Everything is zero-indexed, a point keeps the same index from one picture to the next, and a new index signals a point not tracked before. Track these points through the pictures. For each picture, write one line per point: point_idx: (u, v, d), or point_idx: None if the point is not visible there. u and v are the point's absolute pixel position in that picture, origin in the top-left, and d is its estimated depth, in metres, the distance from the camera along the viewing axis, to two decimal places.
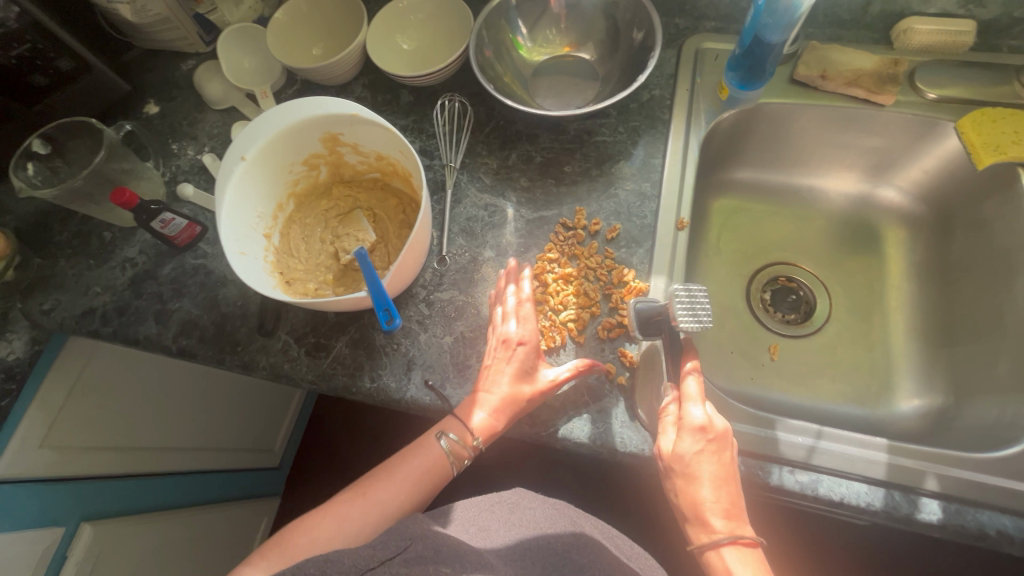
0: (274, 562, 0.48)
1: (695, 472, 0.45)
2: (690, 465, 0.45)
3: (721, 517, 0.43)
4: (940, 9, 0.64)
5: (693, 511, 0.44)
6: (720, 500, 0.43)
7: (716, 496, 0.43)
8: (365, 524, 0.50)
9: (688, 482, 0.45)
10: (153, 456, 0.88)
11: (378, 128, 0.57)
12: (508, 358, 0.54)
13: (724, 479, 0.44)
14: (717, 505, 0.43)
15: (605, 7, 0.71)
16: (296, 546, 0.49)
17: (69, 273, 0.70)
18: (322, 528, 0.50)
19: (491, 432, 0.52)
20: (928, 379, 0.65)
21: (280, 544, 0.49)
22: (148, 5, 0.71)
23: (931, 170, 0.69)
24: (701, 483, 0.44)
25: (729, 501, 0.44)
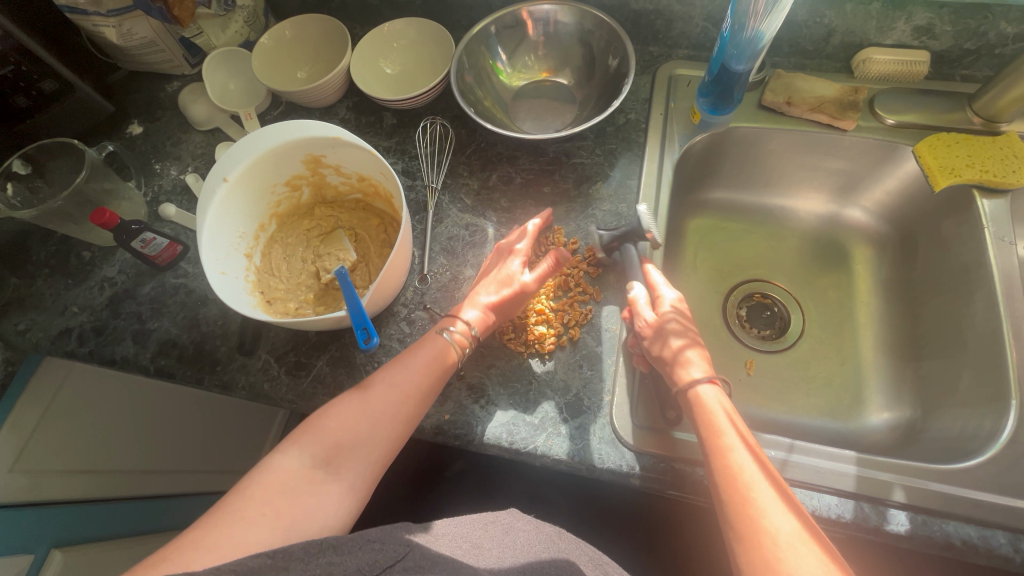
0: (306, 448, 0.48)
1: (669, 343, 0.52)
2: (658, 327, 0.53)
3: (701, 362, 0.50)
4: (896, 40, 0.68)
5: (674, 362, 0.51)
6: (694, 351, 0.51)
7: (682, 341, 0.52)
8: (389, 407, 0.51)
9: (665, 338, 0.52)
10: (124, 479, 0.86)
11: (360, 150, 0.59)
12: (507, 295, 0.56)
13: (694, 337, 0.53)
14: (697, 354, 0.51)
15: (581, 35, 0.73)
16: (327, 431, 0.49)
17: (46, 293, 0.70)
18: (350, 412, 0.50)
19: (483, 325, 0.56)
20: (897, 393, 0.67)
21: (309, 429, 0.49)
22: (134, 30, 0.72)
23: (893, 192, 0.73)
24: (676, 341, 0.52)
25: (698, 348, 0.52)
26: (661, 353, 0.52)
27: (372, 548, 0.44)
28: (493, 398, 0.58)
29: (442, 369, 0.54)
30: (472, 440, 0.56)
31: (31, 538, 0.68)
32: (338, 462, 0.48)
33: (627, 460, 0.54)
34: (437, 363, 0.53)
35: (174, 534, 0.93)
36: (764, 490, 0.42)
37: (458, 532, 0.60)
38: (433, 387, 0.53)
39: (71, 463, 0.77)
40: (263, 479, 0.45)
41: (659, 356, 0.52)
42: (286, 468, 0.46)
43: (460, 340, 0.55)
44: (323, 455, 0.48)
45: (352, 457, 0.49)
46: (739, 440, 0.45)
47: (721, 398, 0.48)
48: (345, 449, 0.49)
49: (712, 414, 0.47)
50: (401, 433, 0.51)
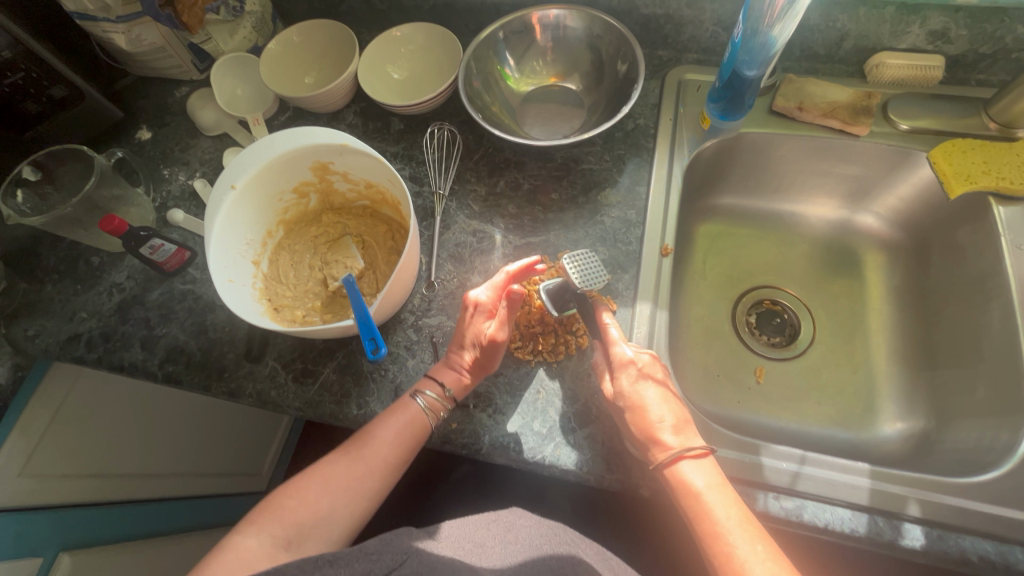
0: (265, 529, 0.49)
1: (639, 397, 0.51)
2: (633, 394, 0.51)
3: (672, 433, 0.49)
4: (910, 45, 0.67)
5: (646, 433, 0.50)
6: (668, 418, 0.50)
7: (664, 416, 0.50)
8: (349, 484, 0.52)
9: (636, 409, 0.51)
10: (132, 483, 0.86)
11: (368, 157, 0.59)
12: (473, 350, 0.56)
13: (668, 397, 0.52)
14: (668, 422, 0.50)
15: (590, 40, 0.72)
16: (286, 510, 0.50)
17: (55, 298, 0.70)
18: (310, 492, 0.51)
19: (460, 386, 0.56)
20: (911, 403, 0.66)
21: (270, 510, 0.50)
22: (144, 35, 0.72)
23: (906, 198, 0.72)
24: (648, 407, 0.50)
25: (675, 416, 0.51)
26: (644, 426, 0.50)
27: (369, 559, 0.45)
28: (501, 407, 0.57)
29: (412, 441, 0.53)
30: (479, 449, 0.56)
31: (41, 542, 0.69)
32: (299, 542, 0.49)
33: (636, 471, 0.53)
34: (410, 433, 0.53)
35: (182, 537, 0.93)
36: (762, 573, 0.42)
37: (461, 531, 0.60)
38: (404, 460, 0.54)
39: (80, 467, 0.77)
40: (224, 557, 0.46)
41: (635, 426, 0.50)
42: (246, 547, 0.47)
43: (437, 410, 0.54)
44: (283, 535, 0.49)
45: (310, 534, 0.49)
46: (726, 518, 0.45)
47: (700, 470, 0.48)
48: (306, 528, 0.49)
49: (698, 494, 0.47)
50: (360, 509, 0.52)
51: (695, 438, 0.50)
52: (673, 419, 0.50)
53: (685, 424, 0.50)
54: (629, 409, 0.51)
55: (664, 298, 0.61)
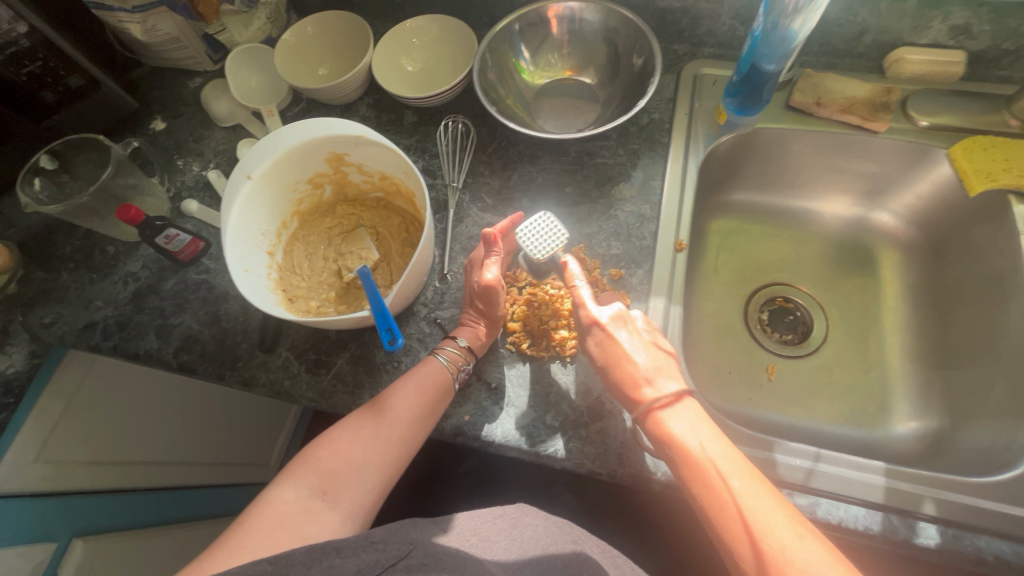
0: (302, 479, 0.49)
1: (613, 347, 0.53)
2: (608, 348, 0.53)
3: (651, 385, 0.50)
4: (931, 40, 0.66)
5: (627, 387, 0.51)
6: (644, 370, 0.51)
7: (639, 363, 0.51)
8: (383, 434, 0.51)
9: (617, 364, 0.52)
10: (144, 471, 0.87)
11: (383, 149, 0.58)
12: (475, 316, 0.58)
13: (644, 345, 0.53)
14: (646, 373, 0.51)
15: (606, 34, 0.72)
16: (320, 461, 0.50)
17: (71, 287, 0.71)
18: (344, 442, 0.51)
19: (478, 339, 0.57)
20: (925, 402, 0.66)
21: (305, 462, 0.50)
22: (159, 26, 0.73)
23: (924, 196, 0.71)
24: (626, 358, 0.52)
25: (650, 363, 0.51)
26: (621, 377, 0.52)
27: (376, 548, 0.45)
28: (514, 400, 0.57)
29: (440, 391, 0.54)
30: (491, 442, 0.56)
31: (56, 525, 0.70)
32: (335, 491, 0.49)
33: (650, 465, 0.53)
34: (433, 385, 0.54)
35: (192, 525, 0.94)
36: (756, 509, 0.43)
37: (469, 524, 0.59)
38: (435, 408, 0.53)
39: (92, 454, 0.78)
40: (264, 511, 0.46)
41: (614, 379, 0.52)
42: (283, 499, 0.47)
43: (458, 363, 0.55)
44: (319, 485, 0.49)
45: (344, 483, 0.49)
46: (715, 456, 0.46)
47: (682, 419, 0.48)
48: (340, 476, 0.49)
49: (677, 439, 0.47)
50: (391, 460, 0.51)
51: (671, 382, 0.51)
52: (650, 365, 0.51)
53: (660, 371, 0.51)
54: (606, 365, 0.53)
55: (678, 294, 0.61)
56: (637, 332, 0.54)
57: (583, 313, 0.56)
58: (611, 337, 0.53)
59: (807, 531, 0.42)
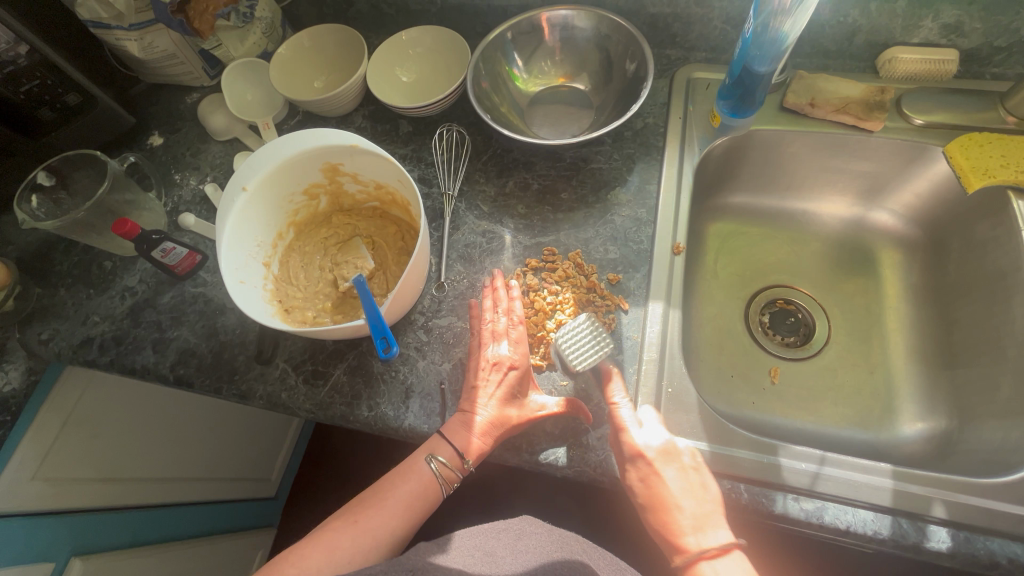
0: None
1: (655, 492, 0.49)
2: (650, 492, 0.49)
3: (693, 534, 0.47)
4: (923, 39, 0.66)
5: (667, 534, 0.49)
6: (688, 516, 0.48)
7: (686, 510, 0.48)
8: (361, 553, 0.50)
9: (656, 513, 0.49)
10: (144, 488, 0.86)
11: (378, 158, 0.58)
12: (499, 381, 0.55)
13: (688, 492, 0.49)
14: (688, 524, 0.48)
15: (598, 40, 0.72)
16: None
17: (69, 302, 0.71)
18: (316, 560, 0.49)
19: (479, 453, 0.52)
20: (932, 403, 0.65)
21: None
22: (156, 42, 0.73)
23: (923, 194, 0.70)
24: (672, 507, 0.48)
25: (696, 511, 0.48)
26: (664, 523, 0.49)
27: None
28: None
29: (428, 502, 0.54)
30: (491, 452, 0.55)
31: (53, 546, 0.70)
32: None
33: None
34: (417, 495, 0.53)
35: (192, 543, 0.93)
36: None
37: (470, 541, 0.59)
38: (420, 517, 0.53)
39: (91, 471, 0.78)
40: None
41: (659, 523, 0.49)
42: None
43: (453, 472, 0.53)
44: None
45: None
46: None
47: (725, 574, 0.46)
48: None
49: None
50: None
51: (719, 532, 0.47)
52: (695, 513, 0.48)
53: (707, 519, 0.48)
54: (649, 506, 0.49)
55: (677, 297, 0.60)
56: (686, 472, 0.50)
57: (626, 441, 0.51)
58: (659, 475, 0.49)
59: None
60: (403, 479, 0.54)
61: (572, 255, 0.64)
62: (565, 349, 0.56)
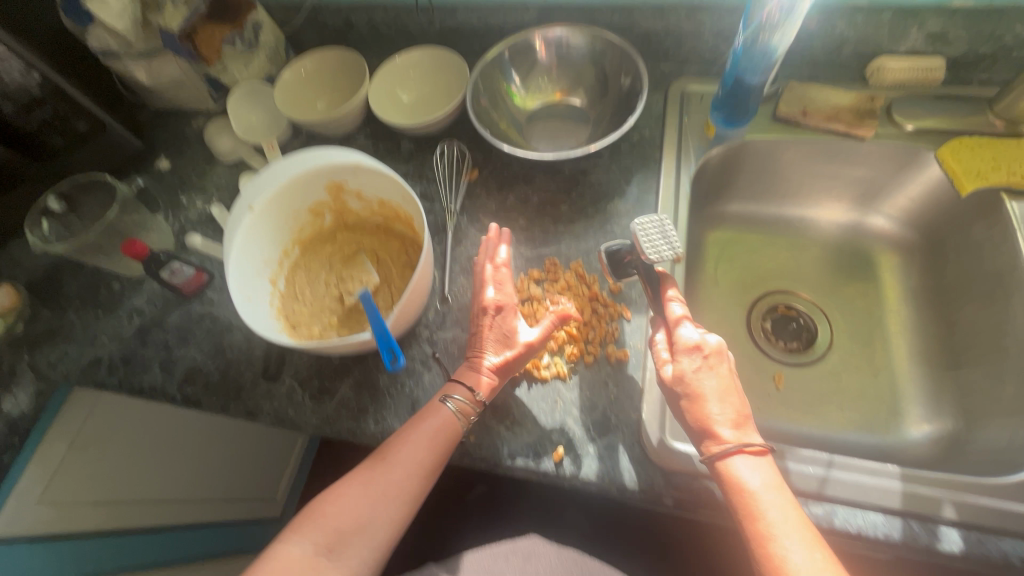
0: (309, 535, 0.50)
1: (697, 385, 0.49)
2: (690, 385, 0.49)
3: (729, 427, 0.47)
4: (909, 48, 0.68)
5: (701, 425, 0.48)
6: (728, 412, 0.48)
7: (724, 410, 0.48)
8: (392, 486, 0.51)
9: (694, 401, 0.49)
10: (149, 509, 0.86)
11: (381, 175, 0.60)
12: (488, 323, 0.56)
13: (729, 391, 0.49)
14: (724, 417, 0.48)
15: (592, 57, 0.74)
16: (327, 515, 0.51)
17: (78, 323, 0.71)
18: (351, 495, 0.51)
19: (491, 388, 0.54)
20: (937, 405, 0.65)
21: (313, 516, 0.51)
22: (163, 69, 0.75)
23: (917, 198, 0.72)
24: (706, 399, 0.48)
25: (734, 411, 0.48)
26: (699, 416, 0.48)
27: None
28: (519, 418, 0.57)
29: (453, 438, 0.53)
30: (498, 463, 0.55)
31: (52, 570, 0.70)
32: (341, 545, 0.50)
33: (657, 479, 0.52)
34: (441, 433, 0.52)
35: (197, 566, 0.92)
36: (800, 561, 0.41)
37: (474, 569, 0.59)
38: (442, 458, 0.52)
39: (97, 493, 0.78)
40: (270, 566, 0.49)
41: (692, 414, 0.49)
42: (290, 554, 0.49)
43: (470, 409, 0.53)
44: (325, 541, 0.50)
45: (350, 544, 0.50)
46: (778, 518, 0.44)
47: (756, 469, 0.46)
48: (347, 531, 0.50)
49: (752, 495, 0.45)
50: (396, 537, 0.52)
51: (753, 435, 0.48)
52: (734, 414, 0.48)
53: (745, 421, 0.48)
54: (687, 398, 0.49)
55: None
56: (731, 375, 0.50)
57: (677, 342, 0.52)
58: (700, 376, 0.49)
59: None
60: (428, 419, 0.53)
61: (573, 265, 0.65)
62: (640, 240, 0.58)
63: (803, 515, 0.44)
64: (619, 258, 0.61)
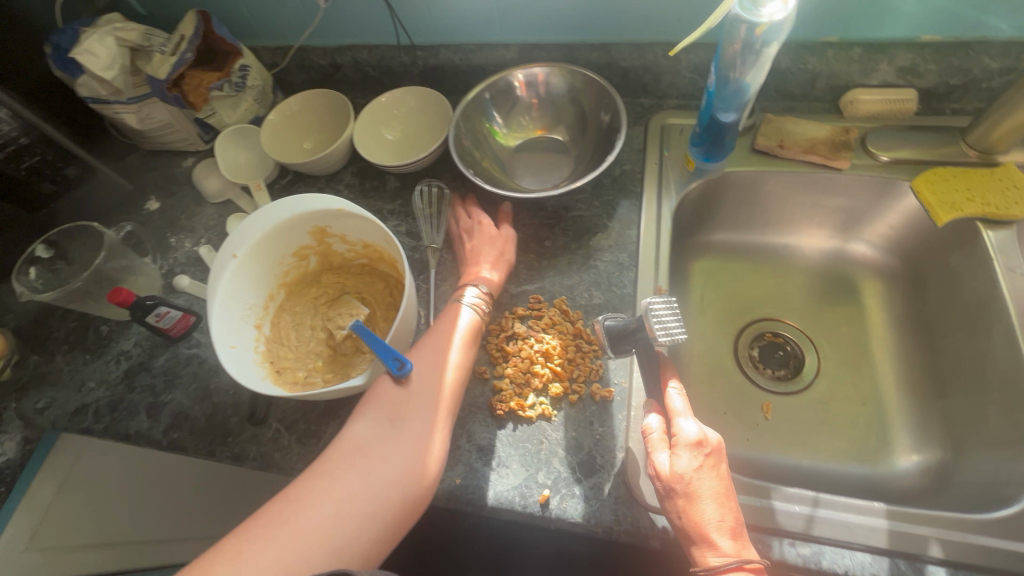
0: (371, 412, 0.50)
1: (695, 487, 0.46)
2: (690, 483, 0.46)
3: (726, 536, 0.44)
4: (881, 81, 0.69)
5: (698, 530, 0.45)
6: (725, 519, 0.45)
7: (723, 515, 0.45)
8: (437, 361, 0.54)
9: (691, 502, 0.46)
10: (139, 551, 0.85)
11: (364, 220, 0.61)
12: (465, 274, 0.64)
13: (726, 498, 0.46)
14: (722, 524, 0.45)
15: (572, 94, 0.76)
16: (384, 391, 0.51)
17: (65, 369, 0.71)
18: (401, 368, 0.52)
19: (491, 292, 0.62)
20: (924, 433, 0.65)
21: (371, 396, 0.51)
22: (153, 114, 0.77)
23: (897, 226, 0.73)
24: (704, 501, 0.45)
25: (731, 518, 0.45)
26: (695, 520, 0.45)
27: None
28: (504, 459, 0.57)
29: (476, 326, 0.58)
30: (484, 506, 0.55)
31: None
32: (405, 412, 0.50)
33: (644, 522, 0.52)
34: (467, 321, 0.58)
35: None
36: None
37: None
38: (474, 338, 0.57)
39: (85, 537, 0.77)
40: (341, 445, 0.48)
41: (688, 517, 0.45)
42: (355, 434, 0.48)
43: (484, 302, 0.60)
44: (388, 412, 0.50)
45: (412, 404, 0.50)
46: None
47: None
48: (408, 397, 0.51)
49: None
50: (455, 389, 0.53)
51: (750, 550, 0.44)
52: (729, 521, 0.45)
53: (740, 531, 0.45)
54: (684, 496, 0.46)
55: None
56: (728, 479, 0.48)
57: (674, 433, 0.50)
58: (701, 471, 0.47)
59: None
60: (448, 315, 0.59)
61: (556, 302, 0.65)
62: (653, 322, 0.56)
63: None
64: (618, 333, 0.58)
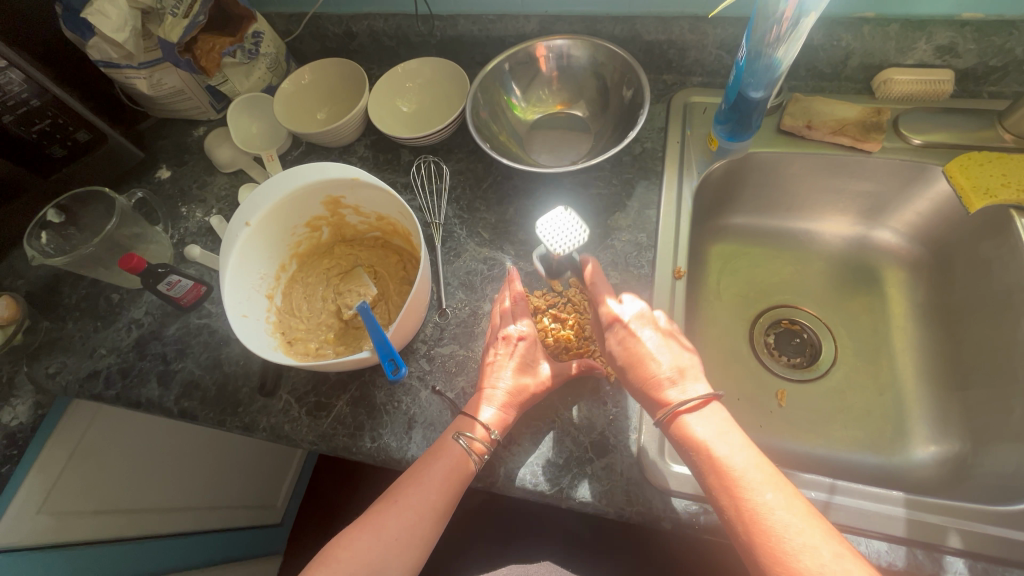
0: None
1: (633, 351, 0.53)
2: (629, 354, 0.53)
3: (671, 387, 0.50)
4: (918, 60, 0.67)
5: (649, 392, 0.51)
6: (665, 372, 0.51)
7: (662, 365, 0.51)
8: (401, 532, 0.49)
9: (637, 368, 0.52)
10: (150, 518, 0.86)
11: (378, 191, 0.59)
12: (510, 352, 0.56)
13: (666, 347, 0.53)
14: (665, 375, 0.51)
15: (594, 68, 0.74)
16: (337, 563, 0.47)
17: (76, 336, 0.71)
18: (362, 541, 0.49)
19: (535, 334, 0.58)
20: (943, 425, 0.63)
21: (325, 560, 0.48)
22: (164, 80, 0.75)
23: (925, 212, 0.70)
24: (646, 363, 0.52)
25: (673, 366, 0.52)
26: (644, 380, 0.51)
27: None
28: (516, 437, 0.56)
29: (463, 478, 0.51)
30: (494, 483, 0.54)
31: None
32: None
33: (658, 507, 0.51)
34: (451, 475, 0.51)
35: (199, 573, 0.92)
36: (784, 518, 0.42)
37: None
38: (449, 505, 0.51)
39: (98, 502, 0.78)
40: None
41: (638, 385, 0.52)
42: None
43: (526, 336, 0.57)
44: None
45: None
46: (738, 465, 0.45)
47: (705, 420, 0.48)
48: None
49: (705, 446, 0.47)
50: (431, 522, 0.50)
51: (696, 386, 0.50)
52: (673, 368, 0.51)
53: (684, 374, 0.51)
54: (628, 368, 0.53)
55: (679, 322, 0.60)
56: (662, 333, 0.54)
57: (604, 310, 0.57)
58: (634, 336, 0.54)
59: (837, 542, 0.41)
60: (435, 460, 0.52)
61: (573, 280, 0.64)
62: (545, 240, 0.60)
63: (757, 451, 0.47)
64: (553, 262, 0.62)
